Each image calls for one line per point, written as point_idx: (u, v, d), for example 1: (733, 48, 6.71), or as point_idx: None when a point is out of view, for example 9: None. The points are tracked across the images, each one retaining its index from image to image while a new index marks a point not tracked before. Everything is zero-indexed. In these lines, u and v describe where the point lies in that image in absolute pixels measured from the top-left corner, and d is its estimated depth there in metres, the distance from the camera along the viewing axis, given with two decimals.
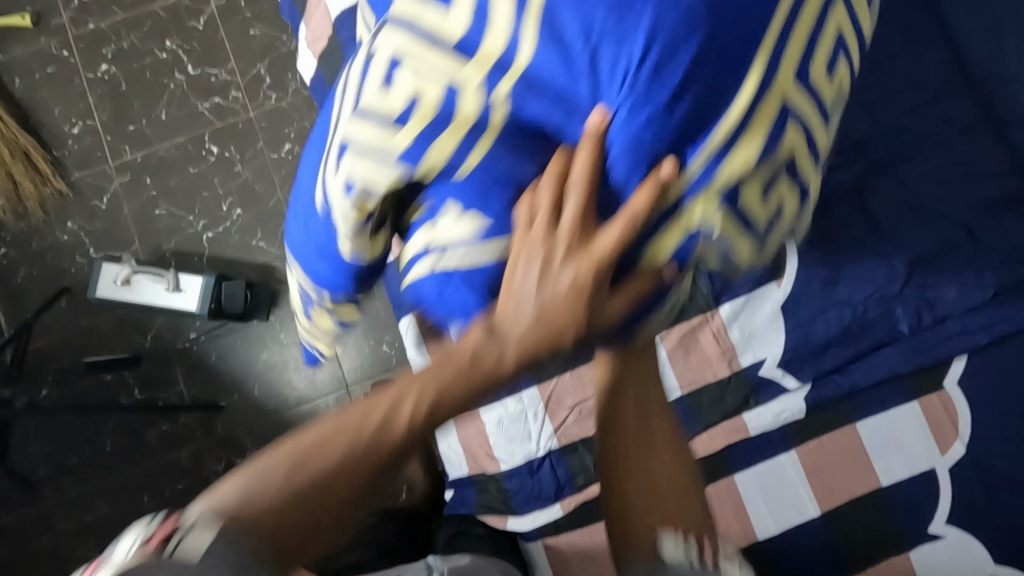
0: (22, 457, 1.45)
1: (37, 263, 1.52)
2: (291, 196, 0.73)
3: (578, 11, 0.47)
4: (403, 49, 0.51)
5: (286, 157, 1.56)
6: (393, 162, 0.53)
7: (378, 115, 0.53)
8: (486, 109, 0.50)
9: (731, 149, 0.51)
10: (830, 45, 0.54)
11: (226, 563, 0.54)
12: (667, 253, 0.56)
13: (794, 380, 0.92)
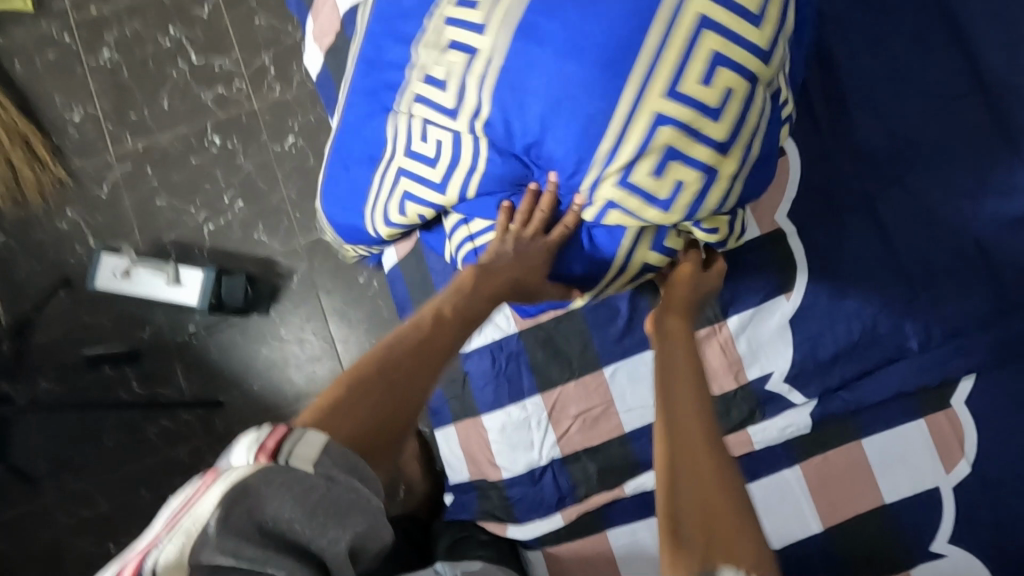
0: (19, 448, 1.44)
1: (36, 253, 1.50)
2: (343, 155, 1.00)
3: (522, 69, 0.75)
4: (449, 74, 0.79)
5: (289, 150, 1.54)
6: (451, 146, 0.84)
7: (437, 115, 0.82)
8: (493, 119, 0.78)
9: (617, 147, 0.74)
10: (701, 63, 0.73)
11: (344, 462, 0.55)
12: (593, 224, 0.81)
13: (801, 396, 0.91)
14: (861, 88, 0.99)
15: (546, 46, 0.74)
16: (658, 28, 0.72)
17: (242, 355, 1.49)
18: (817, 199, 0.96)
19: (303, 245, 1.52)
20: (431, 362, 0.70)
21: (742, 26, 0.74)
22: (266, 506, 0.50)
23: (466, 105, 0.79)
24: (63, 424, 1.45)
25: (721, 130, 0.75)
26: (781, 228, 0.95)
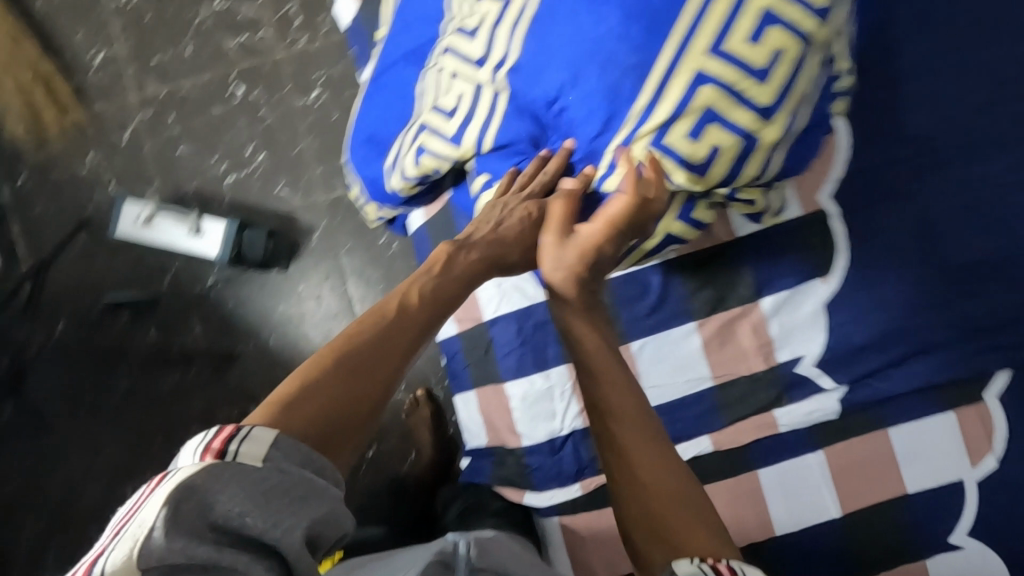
0: (37, 388, 1.45)
1: (55, 195, 1.49)
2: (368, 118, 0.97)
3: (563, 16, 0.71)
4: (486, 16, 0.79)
5: (313, 103, 1.50)
6: (477, 90, 0.81)
7: (467, 58, 0.80)
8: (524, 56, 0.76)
9: (651, 107, 0.71)
10: (750, 21, 0.69)
11: (296, 452, 0.53)
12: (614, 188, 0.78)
13: (830, 381, 0.89)
14: (915, 67, 0.95)
15: None
16: None
17: (259, 308, 1.49)
18: (863, 180, 0.91)
19: (324, 202, 1.50)
20: (405, 341, 0.69)
21: None
22: (216, 505, 0.47)
23: (493, 56, 0.78)
24: (80, 367, 1.46)
25: (767, 93, 0.70)
26: (823, 209, 0.90)
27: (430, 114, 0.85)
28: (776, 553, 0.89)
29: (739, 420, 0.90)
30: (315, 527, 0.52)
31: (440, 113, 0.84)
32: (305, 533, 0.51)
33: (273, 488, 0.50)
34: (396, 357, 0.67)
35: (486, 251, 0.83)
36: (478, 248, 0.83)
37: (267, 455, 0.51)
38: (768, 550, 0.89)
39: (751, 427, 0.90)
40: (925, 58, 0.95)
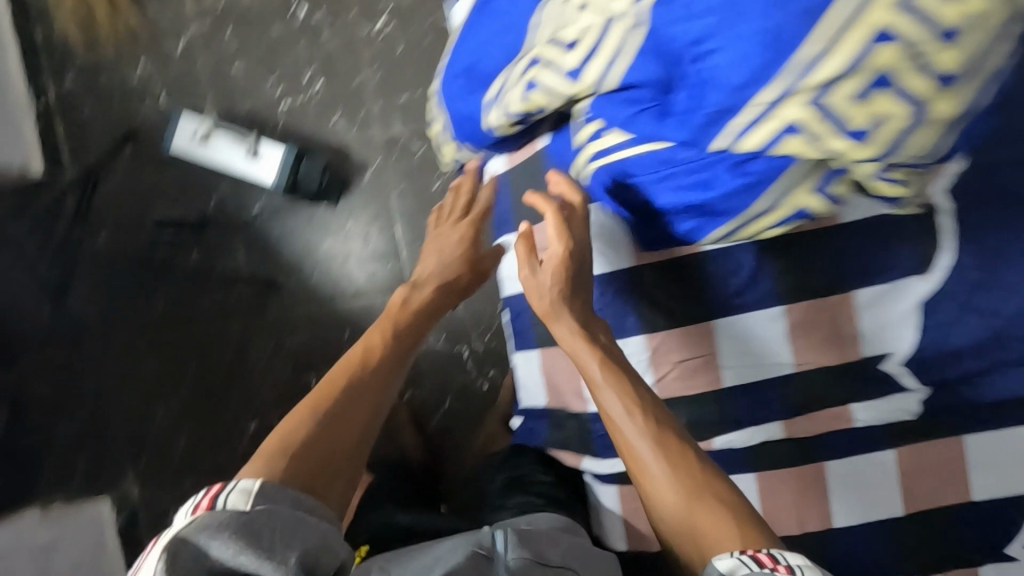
0: (75, 298, 1.44)
1: (104, 100, 1.43)
2: (474, 56, 0.89)
3: None
4: None
5: (379, 34, 1.43)
6: (609, 19, 0.70)
7: None
8: None
9: (822, 57, 0.60)
10: None
11: (280, 493, 0.63)
12: (758, 146, 0.66)
13: (914, 382, 0.87)
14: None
15: None
16: None
17: (305, 242, 1.45)
18: (983, 177, 0.86)
19: (379, 139, 1.44)
20: (370, 381, 0.81)
21: None
22: (207, 551, 0.54)
23: None
24: (119, 282, 1.44)
25: (955, 57, 0.60)
26: (936, 202, 0.85)
27: (550, 51, 0.75)
28: (831, 545, 0.88)
29: (815, 410, 0.88)
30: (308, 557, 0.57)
31: (564, 50, 0.74)
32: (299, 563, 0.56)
33: (250, 526, 0.56)
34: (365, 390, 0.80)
35: (437, 287, 0.96)
36: (423, 291, 0.95)
37: (251, 500, 0.59)
38: (823, 541, 0.88)
39: (826, 419, 0.88)
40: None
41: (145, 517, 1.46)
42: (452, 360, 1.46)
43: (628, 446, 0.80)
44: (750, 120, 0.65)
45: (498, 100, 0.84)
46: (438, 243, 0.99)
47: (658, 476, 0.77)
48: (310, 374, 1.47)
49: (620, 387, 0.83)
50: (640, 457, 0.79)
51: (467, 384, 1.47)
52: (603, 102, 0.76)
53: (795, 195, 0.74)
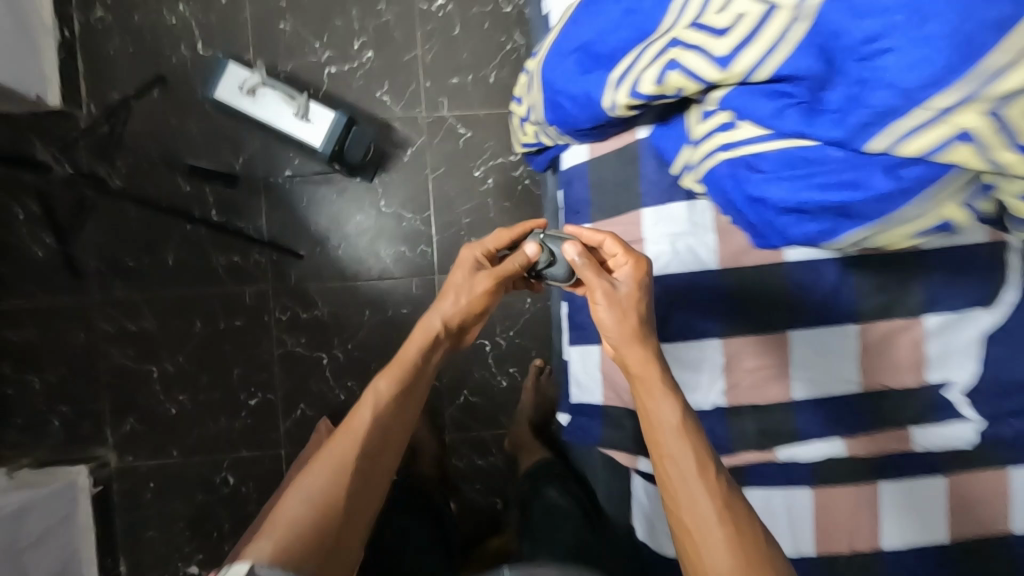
0: (78, 244, 1.32)
1: (134, 38, 1.34)
2: (564, 46, 0.79)
3: (852, 21, 0.54)
4: (744, 10, 0.60)
5: (436, 12, 1.40)
6: (708, 61, 0.63)
7: (704, 29, 0.63)
8: (726, 63, 0.61)
9: (924, 125, 0.53)
10: None
11: None
12: (919, 151, 0.54)
13: (973, 412, 0.85)
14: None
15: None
16: None
17: (333, 215, 1.39)
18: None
19: (424, 120, 1.41)
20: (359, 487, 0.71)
21: None
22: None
23: (747, 21, 0.60)
24: (128, 231, 1.33)
25: None
26: (1007, 241, 0.85)
27: (656, 73, 0.66)
28: (879, 566, 0.87)
29: (875, 430, 0.85)
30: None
31: (671, 72, 0.65)
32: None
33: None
34: (298, 524, 0.65)
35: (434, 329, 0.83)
36: (425, 330, 0.82)
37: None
38: (872, 562, 0.87)
39: (884, 440, 0.85)
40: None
41: (124, 485, 1.36)
42: (472, 353, 1.42)
43: (662, 462, 0.69)
44: (914, 126, 0.53)
45: (616, 80, 0.71)
46: (453, 289, 0.84)
47: (678, 469, 0.67)
48: (321, 352, 1.40)
49: (662, 371, 0.72)
50: (674, 499, 0.67)
51: (486, 378, 1.42)
52: (745, 93, 0.63)
53: (947, 205, 0.57)
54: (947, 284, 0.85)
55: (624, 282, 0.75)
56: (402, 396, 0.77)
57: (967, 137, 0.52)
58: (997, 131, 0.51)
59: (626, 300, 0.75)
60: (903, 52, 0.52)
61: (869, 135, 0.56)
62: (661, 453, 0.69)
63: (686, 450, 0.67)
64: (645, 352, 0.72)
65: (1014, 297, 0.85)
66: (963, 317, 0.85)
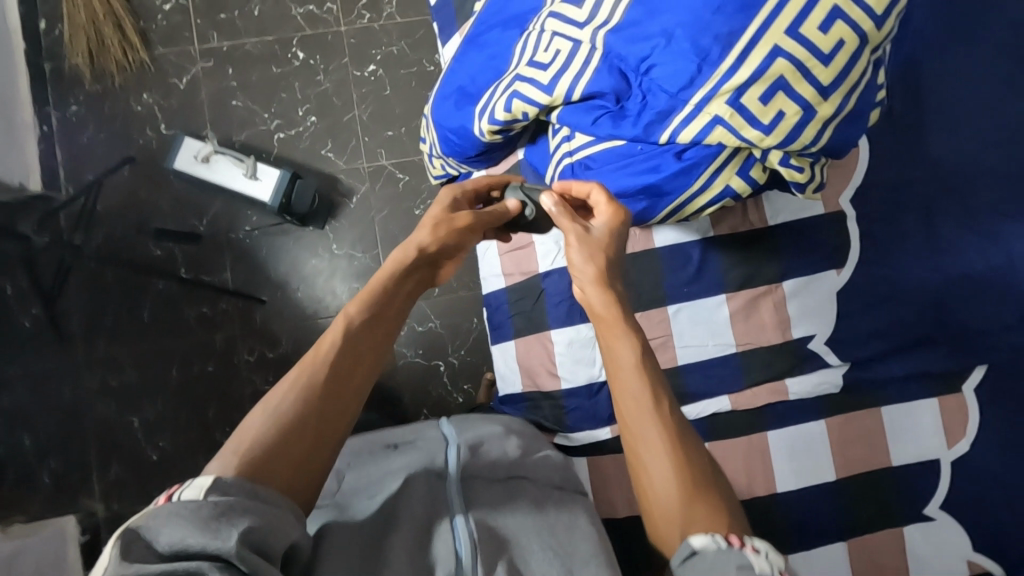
0: (62, 310, 1.47)
1: (105, 125, 1.53)
2: (444, 91, 0.96)
3: (626, 49, 0.71)
4: (558, 47, 0.78)
5: (369, 77, 1.61)
6: (539, 89, 0.80)
7: (534, 64, 0.80)
8: (551, 89, 0.79)
9: (689, 119, 0.69)
10: (828, 7, 0.65)
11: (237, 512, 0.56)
12: (691, 139, 0.70)
13: (836, 358, 0.99)
14: (948, 85, 1.05)
15: (619, 32, 0.71)
16: None
17: (291, 262, 1.54)
18: (884, 183, 1.02)
19: (366, 169, 1.58)
20: (323, 416, 0.69)
21: None
22: (161, 537, 0.54)
23: (561, 55, 0.77)
24: (108, 292, 1.48)
25: (868, 61, 0.68)
26: (842, 210, 1.01)
27: (505, 102, 0.83)
28: (779, 507, 0.97)
29: (755, 384, 0.98)
30: (253, 536, 0.55)
31: (514, 100, 0.82)
32: (241, 539, 0.54)
33: (214, 514, 0.55)
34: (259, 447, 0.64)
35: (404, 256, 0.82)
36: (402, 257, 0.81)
37: (206, 493, 0.56)
38: (772, 503, 0.97)
39: (764, 392, 0.98)
40: (953, 83, 1.05)
41: (112, 531, 1.44)
42: (428, 374, 1.53)
43: (620, 397, 0.70)
44: (681, 121, 0.70)
45: (479, 112, 0.88)
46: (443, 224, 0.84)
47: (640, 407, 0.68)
48: None
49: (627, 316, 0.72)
50: (638, 435, 0.67)
51: (443, 395, 1.53)
52: (572, 111, 0.79)
53: (726, 176, 0.74)
54: (795, 251, 1.00)
55: (599, 226, 0.75)
56: (376, 322, 0.77)
57: (720, 122, 0.68)
58: (739, 117, 0.67)
59: (602, 242, 0.75)
60: (663, 65, 0.69)
61: (656, 130, 0.72)
62: (629, 388, 0.69)
63: (645, 388, 0.69)
64: (611, 293, 0.72)
65: (854, 257, 1.00)
66: (813, 279, 1.00)
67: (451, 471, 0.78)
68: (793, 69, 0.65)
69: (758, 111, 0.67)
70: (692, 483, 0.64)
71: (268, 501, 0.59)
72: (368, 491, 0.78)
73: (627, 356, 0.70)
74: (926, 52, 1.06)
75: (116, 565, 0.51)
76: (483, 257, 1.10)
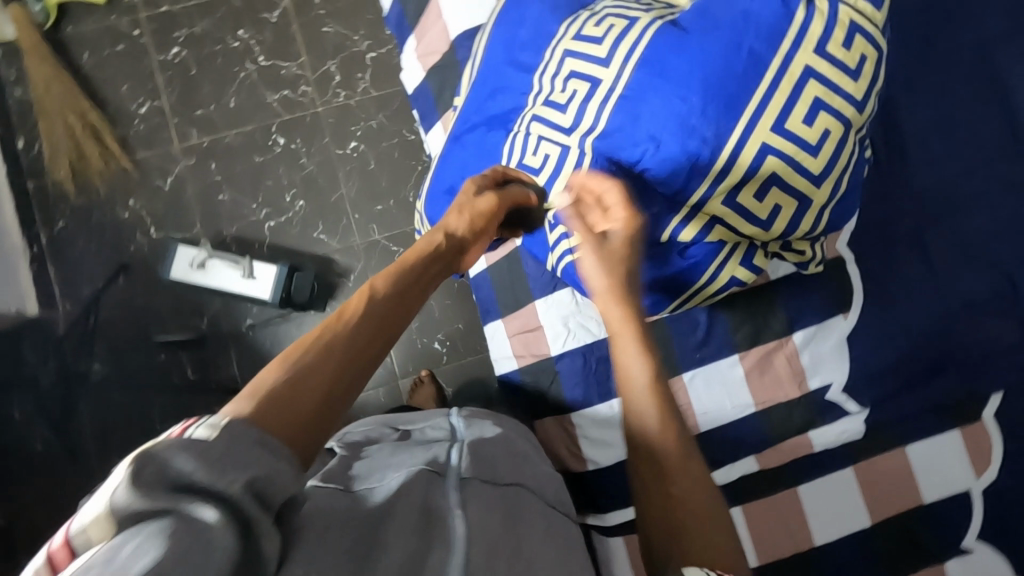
0: (73, 429, 1.45)
1: (96, 237, 1.52)
2: (436, 191, 0.97)
3: (615, 156, 0.73)
4: (548, 152, 0.79)
5: (351, 154, 1.61)
6: (534, 193, 0.81)
7: (527, 168, 0.82)
8: (546, 193, 0.81)
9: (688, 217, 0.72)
10: (809, 100, 0.66)
11: (243, 455, 0.46)
12: (692, 237, 0.73)
13: (856, 405, 0.99)
14: (923, 118, 1.05)
15: (607, 140, 0.73)
16: (771, 67, 0.66)
17: None
18: (874, 221, 1.03)
19: (360, 246, 1.59)
20: (339, 394, 0.56)
21: (845, 68, 0.67)
22: (172, 464, 0.43)
23: (552, 158, 0.79)
24: (115, 404, 1.47)
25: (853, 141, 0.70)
26: (841, 255, 1.02)
27: None
28: (818, 559, 0.98)
29: (779, 442, 0.99)
30: (258, 484, 0.46)
31: None
32: (248, 487, 0.45)
33: (232, 451, 0.45)
34: (265, 411, 0.50)
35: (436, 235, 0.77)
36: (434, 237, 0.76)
37: (226, 427, 0.47)
38: (810, 557, 0.98)
39: (789, 448, 0.99)
40: (929, 114, 1.05)
41: None
42: None
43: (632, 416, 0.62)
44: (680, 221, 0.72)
45: None
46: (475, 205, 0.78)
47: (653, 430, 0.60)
48: None
49: (637, 330, 0.65)
50: (656, 459, 0.58)
51: None
52: None
53: (729, 266, 0.75)
54: (800, 301, 1.00)
55: (616, 233, 0.70)
56: (404, 300, 0.67)
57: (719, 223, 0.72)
58: (737, 214, 0.70)
59: (618, 251, 0.69)
60: (657, 171, 0.70)
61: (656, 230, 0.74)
62: (642, 404, 0.61)
63: (655, 408, 0.61)
64: (620, 306, 0.66)
65: (861, 301, 1.01)
66: (822, 329, 1.00)
67: (452, 472, 0.77)
68: (783, 165, 0.67)
69: (755, 207, 0.69)
70: (718, 535, 0.55)
71: (277, 453, 0.48)
72: (369, 479, 0.75)
73: (639, 372, 0.62)
74: (894, 90, 1.07)
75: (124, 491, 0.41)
76: (491, 339, 1.08)
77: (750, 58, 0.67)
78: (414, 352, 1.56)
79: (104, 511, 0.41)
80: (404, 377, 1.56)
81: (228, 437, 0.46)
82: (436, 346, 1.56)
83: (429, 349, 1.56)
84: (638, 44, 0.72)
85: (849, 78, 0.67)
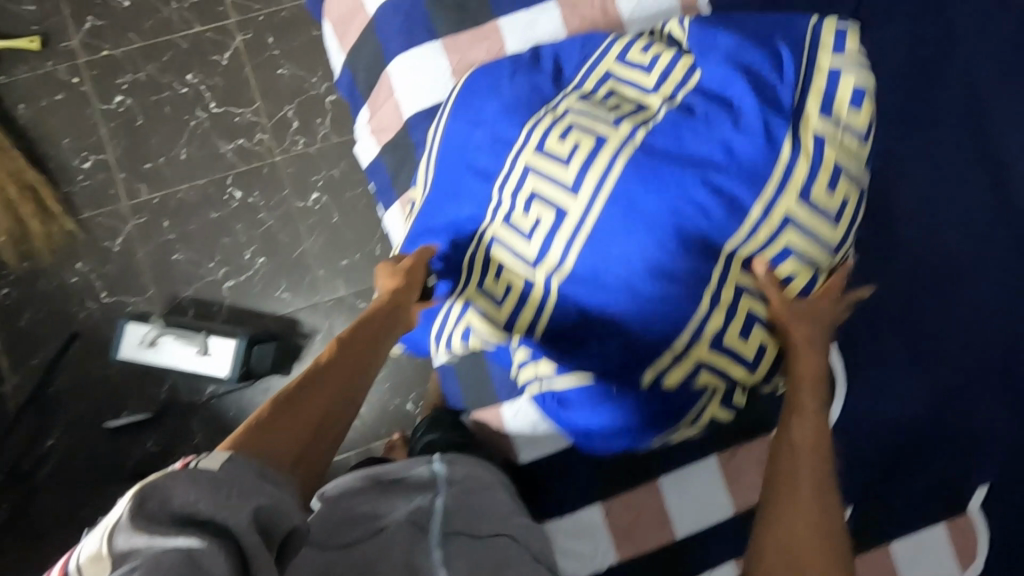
0: (26, 512, 1.37)
1: (43, 306, 1.44)
2: None
3: (587, 293, 0.76)
4: (515, 281, 0.80)
5: (313, 205, 1.53)
6: (502, 327, 0.82)
7: (489, 297, 0.82)
8: (512, 324, 0.81)
9: (667, 361, 0.76)
10: (778, 248, 0.76)
11: (242, 479, 0.54)
12: (678, 377, 0.77)
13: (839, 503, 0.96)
14: (905, 194, 1.01)
15: (577, 277, 0.76)
16: (750, 216, 0.74)
17: None
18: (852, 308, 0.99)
19: (325, 303, 1.51)
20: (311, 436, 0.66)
21: (822, 220, 0.75)
22: (173, 499, 0.50)
23: (523, 287, 0.80)
24: (71, 482, 1.39)
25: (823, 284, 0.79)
26: None
27: (463, 335, 0.85)
28: None
29: None
30: (261, 511, 0.54)
31: (472, 334, 0.84)
32: (252, 514, 0.53)
33: (230, 484, 0.53)
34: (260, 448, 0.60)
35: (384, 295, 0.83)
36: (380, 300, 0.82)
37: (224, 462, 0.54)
38: None
39: None
40: (910, 190, 1.01)
41: None
42: None
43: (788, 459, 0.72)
44: (653, 363, 0.76)
45: (437, 336, 0.88)
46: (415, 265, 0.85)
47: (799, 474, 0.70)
48: None
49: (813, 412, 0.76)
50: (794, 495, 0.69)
51: None
52: (532, 342, 0.81)
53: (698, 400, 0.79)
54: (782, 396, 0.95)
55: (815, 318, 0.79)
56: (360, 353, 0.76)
57: (706, 365, 0.77)
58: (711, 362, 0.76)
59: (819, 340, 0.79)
60: (626, 310, 0.75)
61: (629, 369, 0.77)
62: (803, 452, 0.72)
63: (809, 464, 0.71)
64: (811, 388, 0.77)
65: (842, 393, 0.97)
66: None
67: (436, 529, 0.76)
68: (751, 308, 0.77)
69: (726, 354, 0.77)
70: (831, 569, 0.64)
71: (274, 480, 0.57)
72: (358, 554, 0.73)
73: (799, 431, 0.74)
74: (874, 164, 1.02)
75: (128, 523, 0.48)
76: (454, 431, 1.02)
77: (726, 201, 0.74)
78: (386, 414, 1.51)
79: (104, 547, 0.47)
80: (377, 440, 1.50)
81: (220, 475, 0.53)
82: (408, 407, 1.51)
83: (401, 410, 1.51)
84: (609, 173, 0.74)
85: (828, 223, 0.75)
